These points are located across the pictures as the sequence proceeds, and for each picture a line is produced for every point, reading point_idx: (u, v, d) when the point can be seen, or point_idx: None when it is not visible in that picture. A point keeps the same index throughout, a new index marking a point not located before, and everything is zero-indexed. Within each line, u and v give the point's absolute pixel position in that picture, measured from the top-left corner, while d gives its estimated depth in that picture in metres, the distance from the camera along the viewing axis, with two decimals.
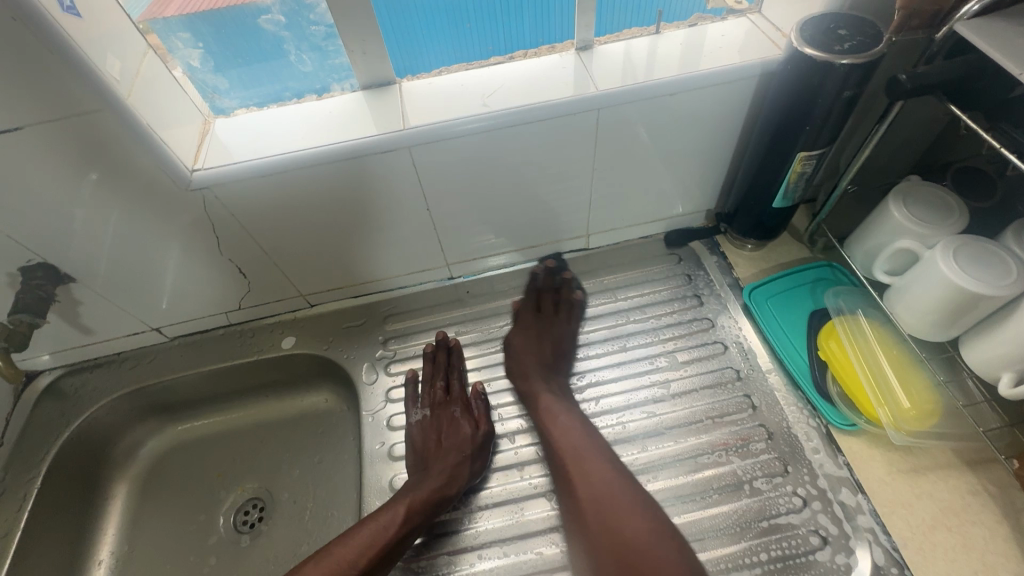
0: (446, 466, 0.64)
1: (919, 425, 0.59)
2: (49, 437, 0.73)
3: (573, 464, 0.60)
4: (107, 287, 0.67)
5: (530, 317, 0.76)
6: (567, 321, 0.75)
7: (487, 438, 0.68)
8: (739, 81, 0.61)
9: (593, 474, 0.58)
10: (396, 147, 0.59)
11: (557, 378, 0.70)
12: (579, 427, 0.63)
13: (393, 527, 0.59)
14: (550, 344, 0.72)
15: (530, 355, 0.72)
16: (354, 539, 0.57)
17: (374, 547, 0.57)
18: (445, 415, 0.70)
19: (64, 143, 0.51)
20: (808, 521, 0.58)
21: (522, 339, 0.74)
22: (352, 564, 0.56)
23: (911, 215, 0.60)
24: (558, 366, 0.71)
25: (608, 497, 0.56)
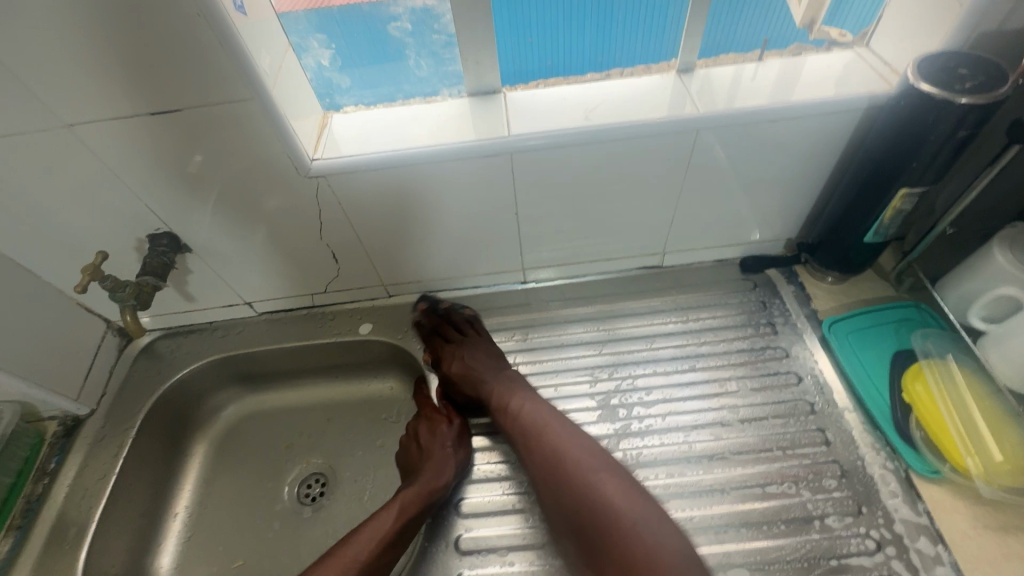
0: (432, 463, 0.66)
1: (1011, 480, 0.56)
2: (146, 391, 0.80)
3: (525, 438, 0.64)
4: (217, 259, 0.74)
5: (447, 346, 0.77)
6: (478, 338, 0.77)
7: (462, 430, 0.72)
8: (843, 113, 0.61)
9: (544, 442, 0.62)
10: (498, 152, 0.62)
11: (499, 376, 0.72)
12: (529, 403, 0.67)
13: (388, 523, 0.61)
14: (483, 356, 0.74)
15: (476, 367, 0.73)
16: (355, 537, 0.59)
17: (375, 540, 0.59)
18: (420, 421, 0.73)
19: (210, 126, 0.57)
20: (881, 566, 0.56)
21: (458, 359, 0.74)
22: (354, 560, 0.58)
23: (1016, 261, 0.58)
24: (499, 366, 0.73)
25: (557, 462, 0.60)
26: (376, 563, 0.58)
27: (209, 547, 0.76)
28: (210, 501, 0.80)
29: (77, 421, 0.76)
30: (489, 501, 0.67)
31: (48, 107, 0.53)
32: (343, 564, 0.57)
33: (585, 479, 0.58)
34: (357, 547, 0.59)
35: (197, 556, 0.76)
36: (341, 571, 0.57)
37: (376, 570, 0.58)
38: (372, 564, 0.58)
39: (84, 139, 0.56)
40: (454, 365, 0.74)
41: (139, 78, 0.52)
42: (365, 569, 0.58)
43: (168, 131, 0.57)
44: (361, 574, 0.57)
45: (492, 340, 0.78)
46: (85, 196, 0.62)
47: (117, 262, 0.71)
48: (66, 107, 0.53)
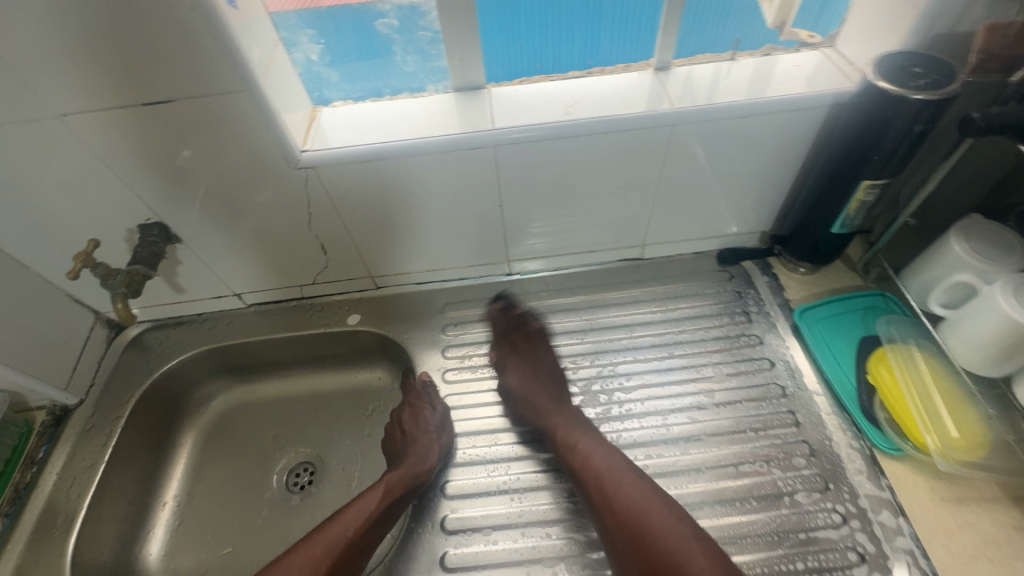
0: (417, 448, 0.68)
1: (966, 455, 0.59)
2: (134, 381, 0.80)
3: (599, 489, 0.60)
4: (207, 250, 0.75)
5: (516, 358, 0.76)
6: (542, 355, 0.76)
7: (445, 417, 0.73)
8: (810, 109, 0.64)
9: (623, 495, 0.58)
10: (483, 145, 0.64)
11: (565, 409, 0.69)
12: (600, 450, 0.63)
13: (373, 504, 0.62)
14: (547, 382, 0.73)
15: (538, 391, 0.71)
16: (340, 516, 0.61)
17: (359, 519, 0.61)
18: (403, 407, 0.74)
19: (202, 118, 0.58)
20: (846, 537, 0.59)
21: (521, 376, 0.74)
22: (339, 537, 0.59)
23: (971, 250, 0.62)
24: (562, 398, 0.71)
25: (639, 520, 0.56)
26: (360, 541, 0.60)
27: (198, 536, 0.77)
28: (199, 490, 0.81)
29: (65, 411, 0.77)
30: (475, 483, 0.69)
31: (42, 98, 0.54)
32: (327, 541, 0.59)
33: (668, 542, 0.54)
34: (342, 525, 0.60)
35: (187, 544, 0.77)
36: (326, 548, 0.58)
37: (360, 548, 0.60)
38: (356, 543, 0.60)
39: (76, 130, 0.58)
40: (516, 381, 0.73)
41: (133, 69, 0.53)
42: (349, 547, 0.59)
43: (160, 122, 0.58)
44: (345, 551, 0.59)
45: (558, 363, 0.76)
46: (76, 187, 0.63)
47: (106, 253, 0.72)
48: (59, 98, 0.54)
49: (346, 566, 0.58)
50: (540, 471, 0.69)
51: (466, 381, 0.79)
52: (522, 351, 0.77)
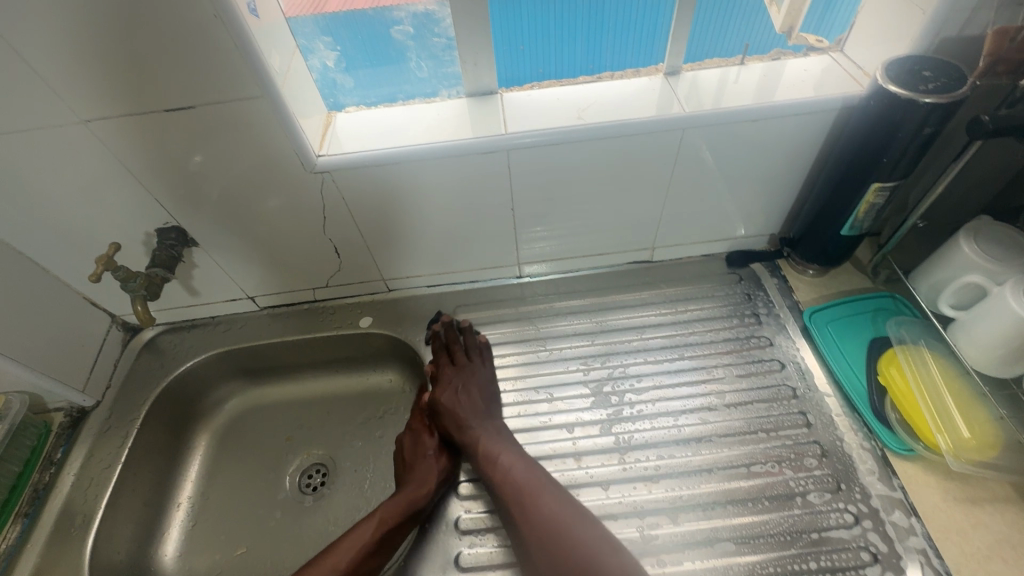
0: (416, 474, 0.69)
1: (977, 455, 0.60)
2: (150, 383, 0.81)
3: (518, 499, 0.63)
4: (223, 253, 0.76)
5: (447, 373, 0.76)
6: (479, 368, 0.77)
7: (445, 442, 0.74)
8: (820, 113, 0.65)
9: (541, 505, 0.61)
10: (495, 149, 0.65)
11: (486, 425, 0.71)
12: (520, 464, 0.66)
13: (369, 533, 0.63)
14: (477, 395, 0.74)
15: (461, 407, 0.73)
16: (337, 547, 0.61)
17: (355, 549, 0.61)
18: (409, 434, 0.76)
19: (221, 123, 0.60)
20: (859, 537, 0.59)
21: (450, 394, 0.74)
22: (335, 567, 0.60)
23: (981, 251, 0.62)
24: (489, 414, 0.72)
25: (555, 528, 0.60)
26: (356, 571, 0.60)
27: (212, 536, 0.78)
28: (213, 491, 0.82)
29: (82, 412, 0.78)
30: (486, 484, 0.69)
31: (66, 104, 0.55)
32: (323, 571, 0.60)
33: (582, 551, 0.58)
34: (338, 555, 0.61)
35: (201, 545, 0.77)
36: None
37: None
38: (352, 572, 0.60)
39: (98, 135, 0.59)
40: (447, 395, 0.74)
41: (155, 76, 0.55)
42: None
43: (180, 128, 0.60)
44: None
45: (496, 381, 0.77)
46: (97, 191, 0.65)
47: (125, 257, 0.73)
48: (82, 104, 0.56)
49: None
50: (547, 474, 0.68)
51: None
52: (455, 364, 0.77)
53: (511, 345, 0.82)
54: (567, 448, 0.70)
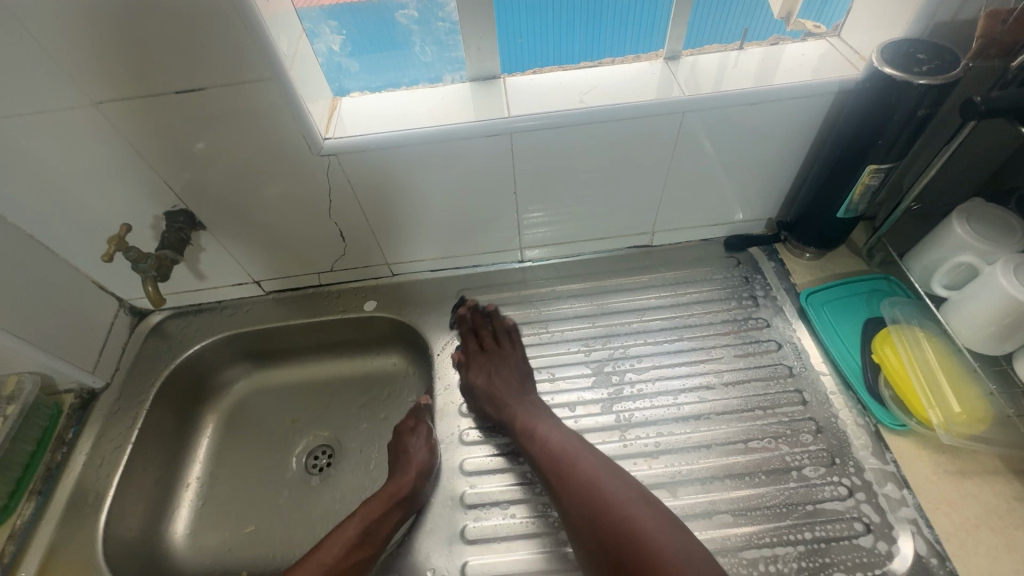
0: (395, 471, 0.67)
1: (968, 429, 0.61)
2: (158, 366, 0.83)
3: (556, 465, 0.63)
4: (229, 236, 0.77)
5: (484, 356, 0.77)
6: (513, 354, 0.77)
7: (426, 433, 0.71)
8: (817, 97, 0.66)
9: (581, 467, 0.62)
10: (498, 132, 0.66)
11: (523, 403, 0.71)
12: (556, 433, 0.66)
13: (353, 528, 0.62)
14: (517, 379, 0.74)
15: (500, 385, 0.73)
16: (322, 544, 0.61)
17: (342, 545, 0.61)
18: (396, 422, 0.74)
19: (229, 105, 0.61)
20: (852, 509, 0.61)
21: (485, 373, 0.74)
22: (322, 564, 0.59)
23: (973, 232, 0.64)
24: (525, 393, 0.72)
25: (592, 493, 0.59)
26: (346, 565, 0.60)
27: (222, 514, 0.80)
28: (221, 472, 0.83)
29: (92, 393, 0.79)
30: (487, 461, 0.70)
31: (78, 86, 0.56)
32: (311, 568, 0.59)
33: (619, 509, 0.57)
34: (324, 552, 0.60)
35: (210, 523, 0.79)
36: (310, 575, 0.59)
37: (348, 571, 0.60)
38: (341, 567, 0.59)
39: (109, 117, 0.60)
40: (480, 378, 0.74)
41: (166, 58, 0.56)
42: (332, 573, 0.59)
43: (189, 110, 0.61)
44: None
45: (529, 364, 0.77)
46: (107, 174, 0.66)
47: (132, 240, 0.74)
48: (94, 85, 0.57)
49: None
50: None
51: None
52: (489, 349, 0.77)
53: (514, 327, 0.83)
54: (570, 426, 0.72)
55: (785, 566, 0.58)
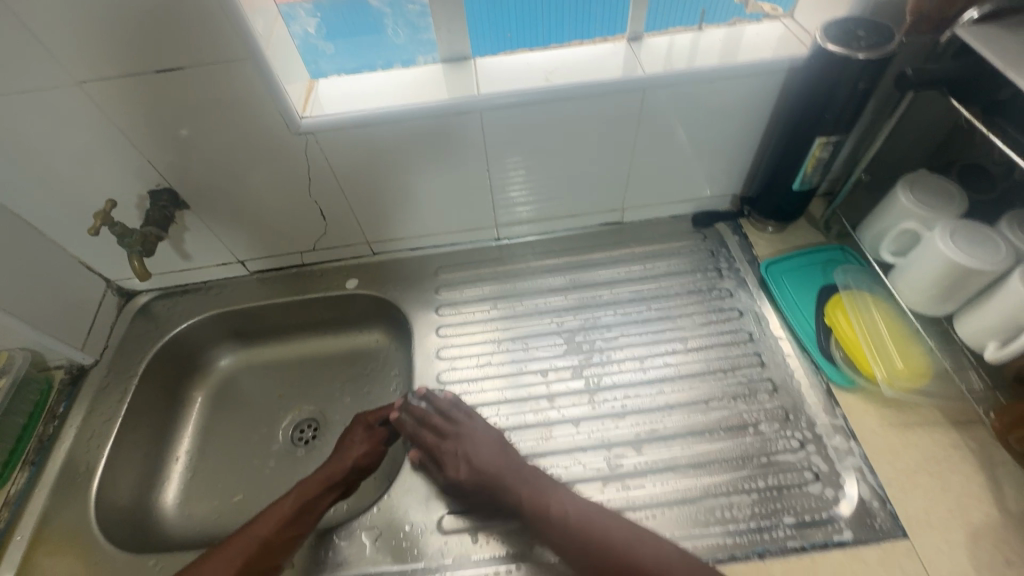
0: (337, 455, 0.71)
1: (910, 382, 0.67)
2: (146, 343, 0.85)
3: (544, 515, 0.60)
4: (213, 215, 0.80)
5: (449, 444, 0.68)
6: (470, 427, 0.69)
7: (377, 432, 0.74)
8: (771, 73, 0.70)
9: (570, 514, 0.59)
10: (468, 110, 0.70)
11: (512, 479, 0.63)
12: (542, 486, 0.62)
13: (293, 502, 0.64)
14: (494, 450, 0.66)
15: (484, 454, 0.66)
16: (263, 516, 0.62)
17: (281, 517, 0.63)
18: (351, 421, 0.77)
19: (208, 84, 0.63)
20: (803, 460, 0.65)
21: (463, 462, 0.66)
22: (261, 534, 0.61)
23: (916, 200, 0.68)
24: (515, 464, 0.65)
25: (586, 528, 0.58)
26: (281, 536, 0.61)
27: (210, 485, 0.82)
28: (209, 445, 0.86)
29: (82, 370, 0.82)
30: None
31: (62, 66, 0.59)
32: (249, 538, 0.60)
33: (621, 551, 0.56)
34: (263, 524, 0.61)
35: (199, 493, 0.82)
36: (247, 544, 0.60)
37: (284, 540, 0.62)
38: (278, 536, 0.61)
39: (92, 96, 0.62)
40: (460, 469, 0.65)
41: (146, 39, 0.58)
42: (267, 544, 0.61)
43: (170, 89, 0.63)
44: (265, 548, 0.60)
45: (495, 430, 0.70)
46: (92, 153, 0.68)
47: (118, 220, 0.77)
48: (78, 65, 0.59)
49: (266, 559, 0.60)
50: (521, 414, 0.73)
51: (459, 335, 0.83)
52: (449, 437, 0.68)
53: (490, 301, 0.86)
54: (542, 390, 0.75)
55: (740, 512, 0.62)
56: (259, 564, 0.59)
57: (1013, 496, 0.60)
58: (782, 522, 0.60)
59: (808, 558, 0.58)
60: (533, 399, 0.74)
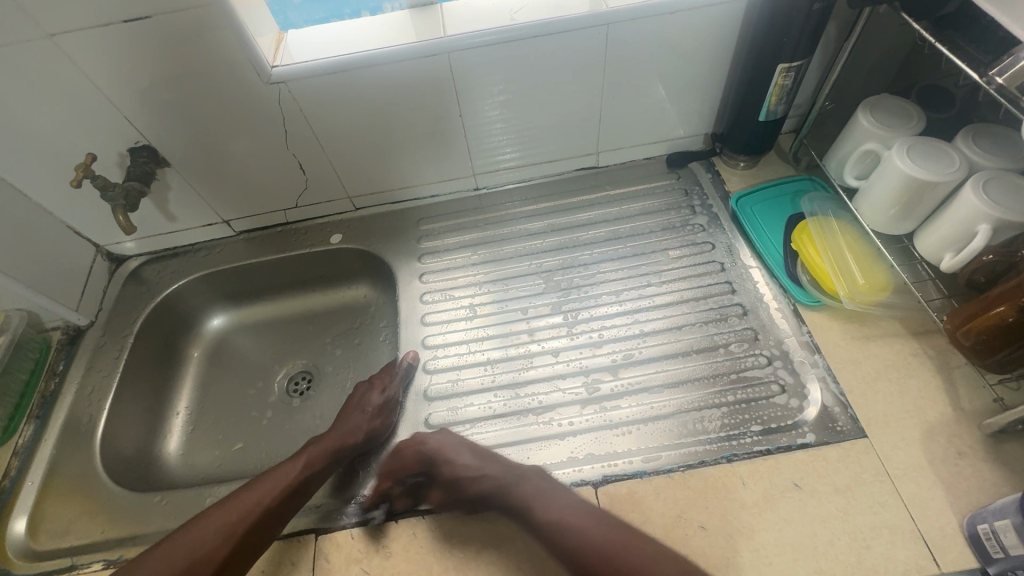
0: (350, 422, 0.69)
1: (870, 297, 0.69)
2: (139, 304, 0.88)
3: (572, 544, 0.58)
4: (194, 172, 0.82)
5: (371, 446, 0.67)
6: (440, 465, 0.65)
7: (390, 401, 0.72)
8: (733, 3, 0.71)
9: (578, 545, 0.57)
10: (435, 53, 0.71)
11: (505, 479, 0.60)
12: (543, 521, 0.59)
13: (294, 472, 0.63)
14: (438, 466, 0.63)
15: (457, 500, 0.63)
16: (261, 482, 0.62)
17: (280, 486, 0.62)
18: (360, 384, 0.75)
19: (176, 34, 0.64)
20: (770, 374, 0.68)
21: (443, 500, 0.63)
22: (255, 504, 0.60)
23: (875, 121, 0.69)
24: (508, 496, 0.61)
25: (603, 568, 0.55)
26: (275, 507, 0.60)
27: (211, 436, 0.86)
28: (208, 400, 0.89)
29: (79, 330, 0.84)
30: (438, 363, 0.76)
31: (32, 18, 0.60)
32: (244, 506, 0.59)
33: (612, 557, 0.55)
34: (260, 492, 0.61)
35: (201, 443, 0.85)
36: (242, 511, 0.59)
37: (280, 511, 0.60)
38: (276, 505, 0.60)
39: (65, 50, 0.63)
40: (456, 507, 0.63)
41: None
42: (269, 511, 0.60)
43: (140, 39, 0.64)
44: (259, 518, 0.59)
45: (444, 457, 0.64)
46: (69, 111, 0.69)
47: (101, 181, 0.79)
48: (48, 18, 0.60)
49: (260, 530, 0.59)
50: (504, 348, 0.77)
51: (442, 280, 0.85)
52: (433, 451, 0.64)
53: (470, 248, 0.89)
54: (523, 327, 0.78)
55: (710, 424, 0.65)
56: (251, 535, 0.58)
57: (966, 395, 0.63)
58: (749, 430, 0.64)
59: (773, 460, 0.61)
60: (515, 335, 0.78)
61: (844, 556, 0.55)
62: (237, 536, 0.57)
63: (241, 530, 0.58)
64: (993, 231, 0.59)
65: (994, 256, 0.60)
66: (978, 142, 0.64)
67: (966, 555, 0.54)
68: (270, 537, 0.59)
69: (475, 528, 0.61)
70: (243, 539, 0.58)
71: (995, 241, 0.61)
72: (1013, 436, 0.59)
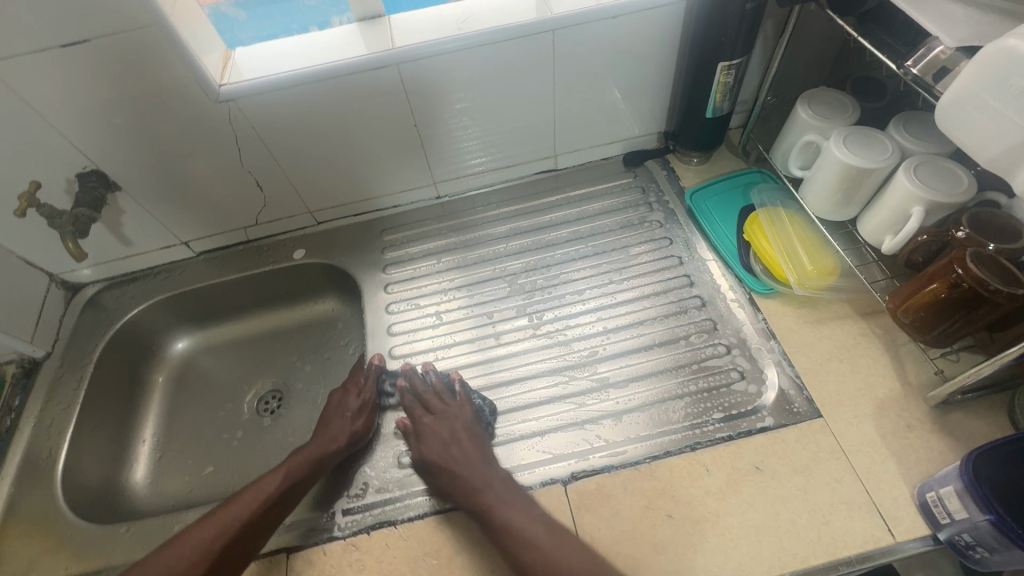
0: (329, 430, 0.68)
1: (819, 283, 0.72)
2: (98, 332, 0.85)
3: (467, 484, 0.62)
4: (145, 194, 0.80)
5: (427, 422, 0.69)
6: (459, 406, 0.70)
7: (371, 403, 0.72)
8: (672, 5, 0.73)
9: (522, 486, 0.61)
10: (385, 65, 0.71)
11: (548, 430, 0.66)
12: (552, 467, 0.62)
13: (272, 486, 0.62)
14: (466, 436, 0.67)
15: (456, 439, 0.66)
16: (239, 497, 0.61)
17: (255, 502, 0.61)
18: (334, 392, 0.75)
19: (117, 57, 0.64)
20: (729, 362, 0.70)
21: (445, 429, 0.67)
22: (235, 519, 0.59)
23: (814, 113, 0.72)
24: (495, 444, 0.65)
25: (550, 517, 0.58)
26: (252, 524, 0.59)
27: (181, 462, 0.84)
28: (176, 426, 0.88)
29: (34, 363, 0.82)
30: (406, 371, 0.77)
31: None
32: (222, 523, 0.59)
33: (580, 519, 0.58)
34: (238, 506, 0.60)
35: (170, 471, 0.83)
36: (220, 530, 0.58)
37: (258, 527, 0.60)
38: (253, 521, 0.60)
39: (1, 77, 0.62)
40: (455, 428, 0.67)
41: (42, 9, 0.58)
42: (249, 525, 0.59)
43: (80, 62, 0.63)
44: (238, 534, 0.58)
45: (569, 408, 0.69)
46: (11, 138, 0.68)
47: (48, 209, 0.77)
48: None
49: (238, 548, 0.58)
50: (471, 352, 0.77)
51: (407, 289, 0.86)
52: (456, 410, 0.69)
53: (436, 255, 0.89)
54: (487, 331, 0.79)
55: (674, 414, 0.67)
56: (228, 554, 0.57)
57: (912, 368, 0.66)
58: (711, 417, 0.66)
59: (735, 445, 0.63)
60: (480, 340, 0.79)
61: (805, 534, 0.57)
62: (216, 553, 0.57)
63: (218, 547, 0.57)
64: (926, 213, 0.63)
65: (928, 236, 0.63)
66: (909, 128, 0.68)
67: (918, 523, 0.56)
68: (249, 555, 0.59)
69: (448, 534, 0.61)
70: (220, 556, 0.57)
71: (929, 222, 0.64)
72: (956, 406, 0.62)
